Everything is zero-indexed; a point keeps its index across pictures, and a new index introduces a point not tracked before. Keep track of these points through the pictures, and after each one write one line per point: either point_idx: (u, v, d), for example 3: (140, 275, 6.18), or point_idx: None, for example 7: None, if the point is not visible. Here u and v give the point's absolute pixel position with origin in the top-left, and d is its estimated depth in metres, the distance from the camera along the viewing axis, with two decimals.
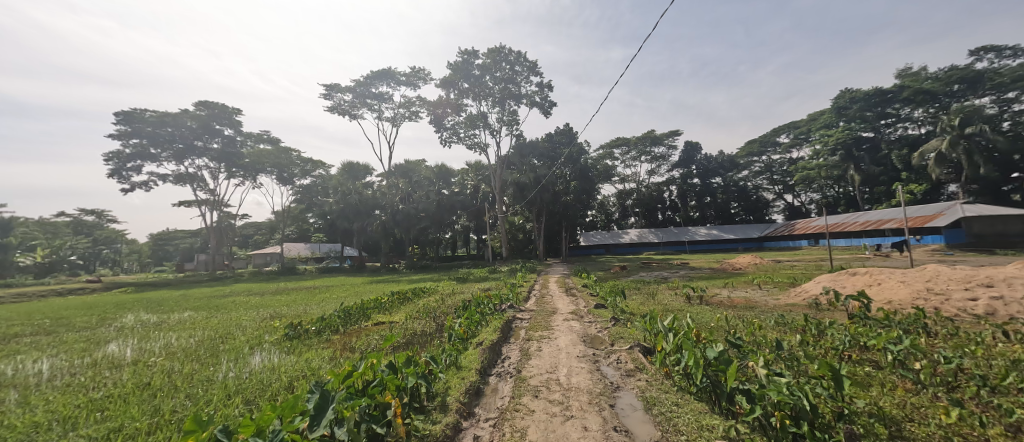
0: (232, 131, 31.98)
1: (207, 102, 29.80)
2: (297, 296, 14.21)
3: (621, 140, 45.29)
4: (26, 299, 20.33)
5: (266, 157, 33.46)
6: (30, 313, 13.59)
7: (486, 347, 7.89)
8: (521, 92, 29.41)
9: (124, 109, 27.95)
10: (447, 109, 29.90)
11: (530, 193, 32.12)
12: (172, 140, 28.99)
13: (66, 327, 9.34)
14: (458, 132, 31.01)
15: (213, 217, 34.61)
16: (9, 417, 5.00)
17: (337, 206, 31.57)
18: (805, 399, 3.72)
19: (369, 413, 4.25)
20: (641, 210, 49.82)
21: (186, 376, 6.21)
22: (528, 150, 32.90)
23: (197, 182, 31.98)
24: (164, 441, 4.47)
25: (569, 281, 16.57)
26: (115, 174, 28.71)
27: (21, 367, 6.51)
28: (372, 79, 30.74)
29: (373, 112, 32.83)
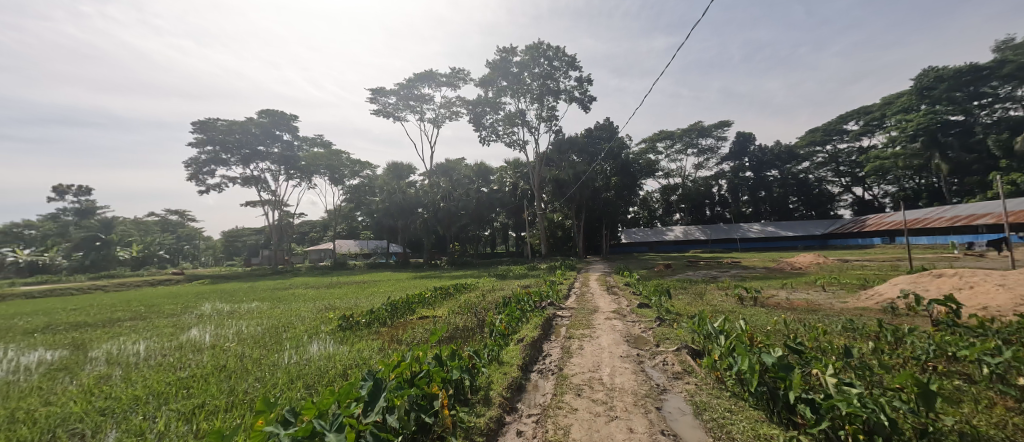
0: (289, 136, 34.35)
1: (269, 110, 32.31)
2: (349, 290, 15.08)
3: (665, 133, 43.37)
4: (123, 288, 23.24)
5: (320, 160, 35.66)
6: (127, 300, 15.51)
7: (527, 344, 7.90)
8: (559, 88, 29.09)
9: (200, 119, 30.94)
10: (486, 107, 30.19)
11: (569, 189, 31.60)
12: (240, 146, 31.69)
13: (157, 314, 10.55)
14: (497, 130, 31.33)
15: (274, 216, 37.45)
16: (115, 390, 5.71)
17: (383, 205, 32.92)
18: (882, 415, 3.37)
19: (418, 403, 4.42)
20: (688, 207, 47.59)
21: (255, 359, 6.80)
22: (567, 146, 32.57)
23: (261, 184, 34.74)
24: (239, 417, 4.92)
25: (610, 279, 16.20)
26: (193, 178, 31.86)
27: (124, 347, 7.42)
28: (414, 81, 31.71)
29: (415, 113, 33.89)
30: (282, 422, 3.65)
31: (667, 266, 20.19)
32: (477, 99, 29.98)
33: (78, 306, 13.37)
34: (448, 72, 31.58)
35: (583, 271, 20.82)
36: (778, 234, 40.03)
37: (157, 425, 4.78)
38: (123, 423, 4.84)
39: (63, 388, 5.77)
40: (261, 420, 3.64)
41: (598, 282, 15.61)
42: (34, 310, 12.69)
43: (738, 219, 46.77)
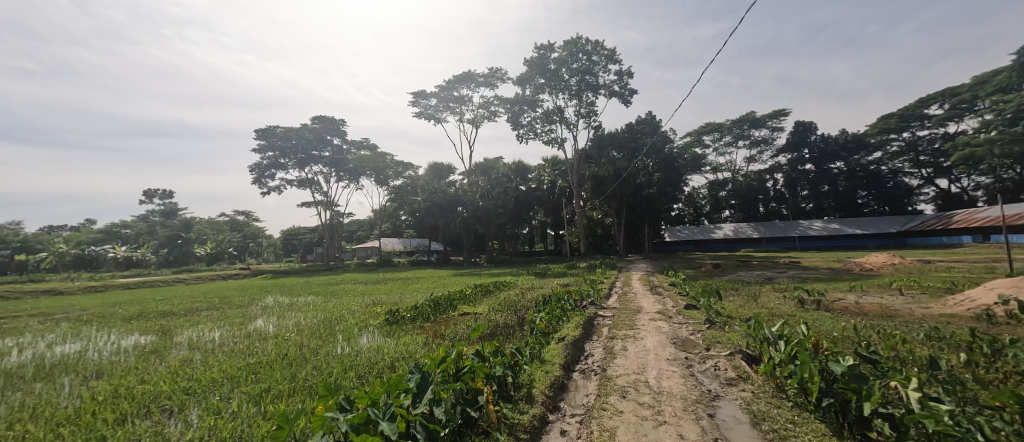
0: (338, 140, 36.53)
1: (321, 116, 34.56)
2: (394, 286, 15.72)
3: (713, 125, 41.00)
4: (198, 281, 25.98)
5: (366, 162, 37.50)
6: (203, 292, 17.35)
7: (569, 343, 7.84)
8: (599, 83, 28.46)
9: (262, 127, 33.69)
10: (523, 106, 30.24)
11: (609, 187, 30.79)
12: (296, 151, 34.14)
13: (228, 305, 11.70)
14: (535, 128, 31.30)
15: (327, 216, 40.07)
16: (196, 372, 6.43)
17: (425, 204, 34.07)
18: (979, 435, 2.99)
19: (465, 397, 4.56)
20: (740, 203, 44.77)
21: (310, 349, 7.32)
22: (607, 142, 31.79)
23: (315, 186, 37.19)
24: (301, 402, 5.36)
25: (654, 279, 15.59)
26: (257, 181, 34.85)
27: (202, 334, 8.31)
28: (454, 83, 32.44)
29: (455, 115, 34.68)
30: (340, 409, 3.89)
31: (715, 266, 19.06)
32: (515, 97, 30.08)
33: (163, 297, 15.16)
34: (485, 73, 31.98)
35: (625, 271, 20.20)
36: (844, 232, 36.53)
37: (232, 405, 5.34)
38: (203, 402, 5.44)
39: (154, 368, 6.58)
40: (322, 406, 3.94)
41: (641, 281, 15.09)
42: (127, 300, 14.54)
43: (796, 215, 43.36)
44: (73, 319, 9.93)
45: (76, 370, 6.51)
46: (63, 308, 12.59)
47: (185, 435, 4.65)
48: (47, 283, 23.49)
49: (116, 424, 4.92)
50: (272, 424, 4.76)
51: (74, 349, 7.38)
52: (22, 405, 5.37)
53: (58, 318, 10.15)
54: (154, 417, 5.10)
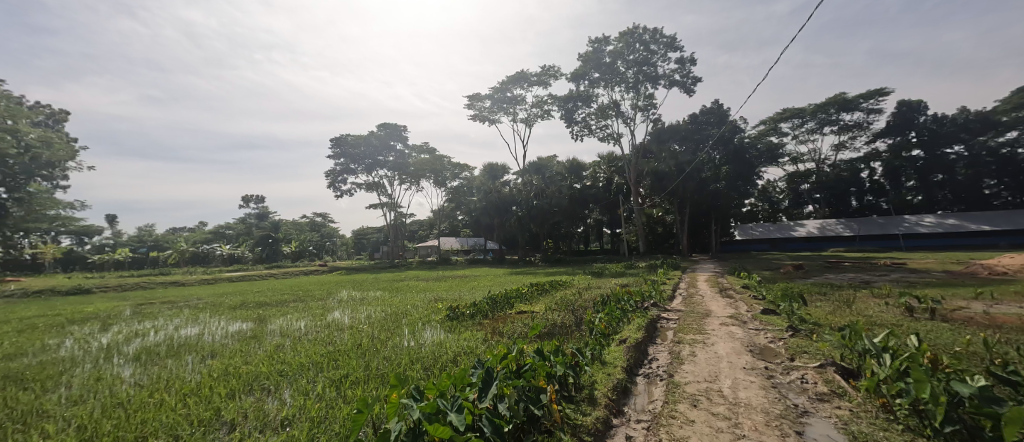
0: (401, 146, 38.94)
1: (386, 123, 37.08)
2: (454, 283, 16.39)
3: (793, 110, 36.86)
4: (282, 275, 29.26)
5: (426, 165, 39.06)
6: (288, 286, 19.57)
7: (631, 346, 7.55)
8: (658, 73, 27.01)
9: (336, 136, 36.89)
10: (578, 101, 29.67)
11: (670, 183, 29.03)
12: (364, 157, 36.90)
13: (310, 297, 13.11)
14: (589, 124, 30.66)
15: (392, 217, 42.91)
16: (289, 356, 7.28)
17: (480, 204, 35.00)
18: None
19: (528, 394, 4.63)
20: (827, 196, 39.86)
21: (380, 341, 7.90)
22: (668, 135, 30.24)
23: (380, 189, 39.86)
24: (375, 388, 5.84)
25: (723, 281, 14.46)
26: (332, 186, 38.30)
27: (291, 322, 9.37)
28: (508, 83, 32.88)
29: (509, 115, 35.12)
30: (412, 397, 4.15)
31: (798, 267, 17.17)
32: (568, 94, 29.67)
33: (254, 290, 17.38)
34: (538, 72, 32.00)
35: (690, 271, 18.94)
36: (964, 228, 30.72)
37: (318, 387, 5.97)
38: (294, 384, 6.15)
39: (255, 351, 7.56)
40: (395, 393, 4.25)
41: (710, 283, 14.07)
42: (226, 292, 16.92)
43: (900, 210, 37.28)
44: (193, 306, 11.75)
45: (196, 350, 7.70)
46: (183, 297, 15.10)
47: (282, 412, 5.31)
48: (171, 276, 28.06)
49: (228, 398, 5.75)
50: (352, 408, 5.23)
51: (194, 332, 8.74)
52: (159, 377, 6.51)
53: (181, 305, 12.14)
54: (258, 394, 5.89)
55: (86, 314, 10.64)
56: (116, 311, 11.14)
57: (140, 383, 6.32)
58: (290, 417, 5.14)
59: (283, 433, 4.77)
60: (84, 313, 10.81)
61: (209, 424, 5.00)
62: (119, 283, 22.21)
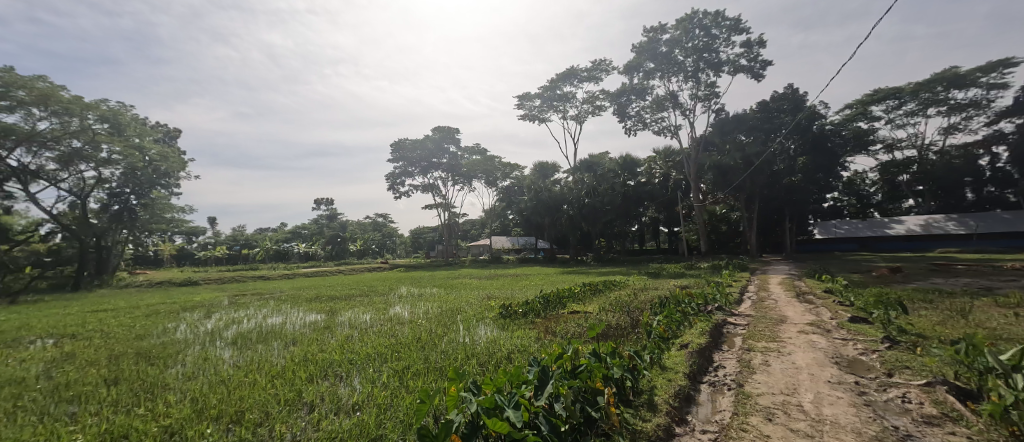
0: (454, 148, 40.23)
1: (440, 127, 38.51)
2: (507, 281, 16.57)
3: (888, 90, 32.15)
4: (348, 271, 31.77)
5: (477, 166, 39.99)
6: (352, 281, 21.17)
7: (694, 351, 7.11)
8: (720, 59, 25.07)
9: (395, 141, 39.05)
10: (631, 95, 28.48)
11: (735, 177, 26.94)
12: (419, 160, 38.69)
13: (373, 292, 14.10)
14: (644, 117, 29.38)
15: (447, 217, 44.55)
16: (357, 346, 7.88)
17: (530, 204, 35.99)
18: None
19: (584, 396, 4.57)
20: (932, 189, 34.10)
21: (437, 335, 8.25)
22: (732, 126, 27.75)
23: (435, 190, 41.52)
24: (433, 381, 6.14)
25: (801, 285, 13.02)
26: (391, 188, 40.66)
27: (359, 315, 10.14)
28: (558, 81, 32.54)
29: (559, 112, 34.76)
30: (470, 392, 4.27)
31: (893, 270, 15.05)
32: (621, 88, 28.62)
33: (322, 285, 18.99)
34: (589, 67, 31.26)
35: (760, 273, 17.39)
36: None
37: (383, 376, 6.41)
38: (362, 373, 6.65)
39: (328, 340, 8.29)
40: (454, 386, 4.41)
41: (784, 286, 12.74)
42: (296, 286, 18.70)
43: None
44: (276, 298, 13.24)
45: (280, 337, 8.63)
46: (265, 290, 17.00)
47: (353, 397, 5.77)
48: (259, 271, 31.76)
49: (307, 382, 6.37)
50: (415, 398, 5.55)
51: (278, 321, 9.81)
52: (252, 359, 7.41)
53: (266, 297, 13.72)
54: (332, 379, 6.46)
55: (194, 302, 12.45)
56: (217, 301, 12.90)
57: (238, 364, 7.24)
58: (360, 402, 5.58)
59: (354, 417, 5.18)
60: (193, 301, 12.65)
61: (294, 403, 5.59)
62: (216, 276, 25.60)
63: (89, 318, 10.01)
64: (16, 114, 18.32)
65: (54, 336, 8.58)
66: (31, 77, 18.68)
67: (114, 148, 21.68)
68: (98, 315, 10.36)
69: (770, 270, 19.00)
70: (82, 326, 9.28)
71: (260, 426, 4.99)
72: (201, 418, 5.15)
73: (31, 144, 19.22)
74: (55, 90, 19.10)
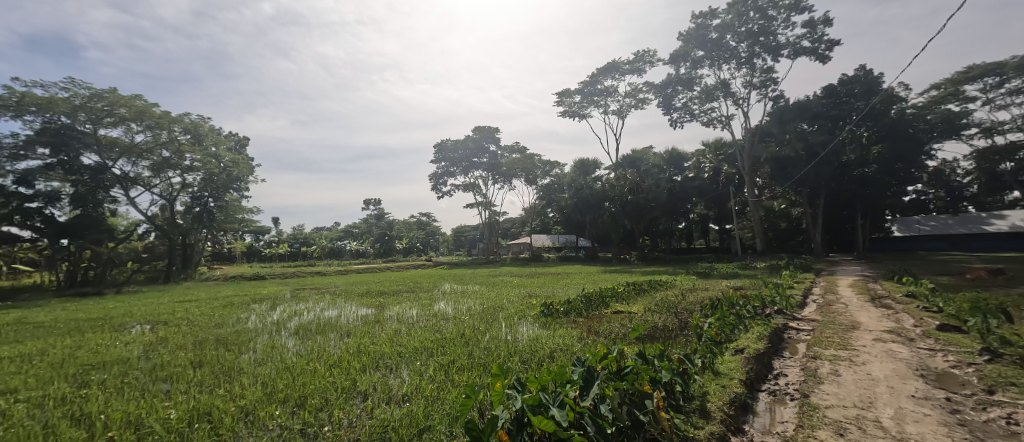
0: (494, 147, 40.66)
1: (480, 127, 39.04)
2: (546, 279, 16.51)
3: (987, 65, 27.92)
4: (394, 268, 33.30)
5: (517, 164, 40.23)
6: (396, 277, 22.04)
7: (752, 356, 6.64)
8: (778, 43, 23.17)
9: (438, 142, 40.15)
10: (678, 86, 27.10)
11: (797, 170, 24.88)
12: (461, 160, 39.55)
13: (418, 288, 14.71)
14: (691, 109, 27.92)
15: (487, 215, 45.23)
16: (405, 340, 8.23)
17: (571, 201, 35.53)
18: None
19: (631, 398, 4.44)
20: None
21: (479, 331, 8.42)
22: (793, 114, 25.61)
23: (476, 189, 42.21)
24: (477, 376, 6.26)
25: (876, 288, 11.68)
26: (434, 187, 41.94)
27: (407, 310, 10.59)
28: (599, 75, 31.77)
29: (600, 108, 33.97)
30: (515, 389, 4.29)
31: (989, 273, 13.12)
32: (666, 79, 27.35)
33: (369, 281, 20.04)
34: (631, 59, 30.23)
35: (826, 274, 15.84)
36: None
37: (430, 370, 6.65)
38: (410, 366, 6.94)
39: (378, 333, 8.75)
40: (499, 382, 4.46)
41: (856, 289, 11.51)
42: (345, 282, 19.90)
43: None
44: (332, 292, 14.25)
45: (336, 329, 9.22)
46: (320, 284, 18.28)
47: (403, 388, 6.05)
48: (316, 267, 34.24)
49: (361, 372, 6.76)
50: (460, 393, 5.70)
51: (334, 314, 10.51)
52: (312, 348, 8.01)
53: (323, 291, 14.78)
54: (384, 371, 6.80)
55: (262, 295, 13.73)
56: (281, 294, 14.13)
57: (300, 352, 7.85)
58: (409, 394, 5.84)
59: (404, 407, 5.42)
60: (261, 294, 13.96)
61: (349, 392, 5.97)
62: (278, 271, 27.83)
63: (178, 308, 11.32)
64: (120, 129, 21.12)
65: (148, 322, 9.81)
66: (130, 96, 21.43)
67: (195, 157, 24.29)
68: (185, 304, 11.73)
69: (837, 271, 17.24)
70: (171, 314, 10.52)
71: (321, 411, 5.38)
72: (271, 401, 5.64)
73: (130, 155, 22.05)
74: (149, 106, 21.79)
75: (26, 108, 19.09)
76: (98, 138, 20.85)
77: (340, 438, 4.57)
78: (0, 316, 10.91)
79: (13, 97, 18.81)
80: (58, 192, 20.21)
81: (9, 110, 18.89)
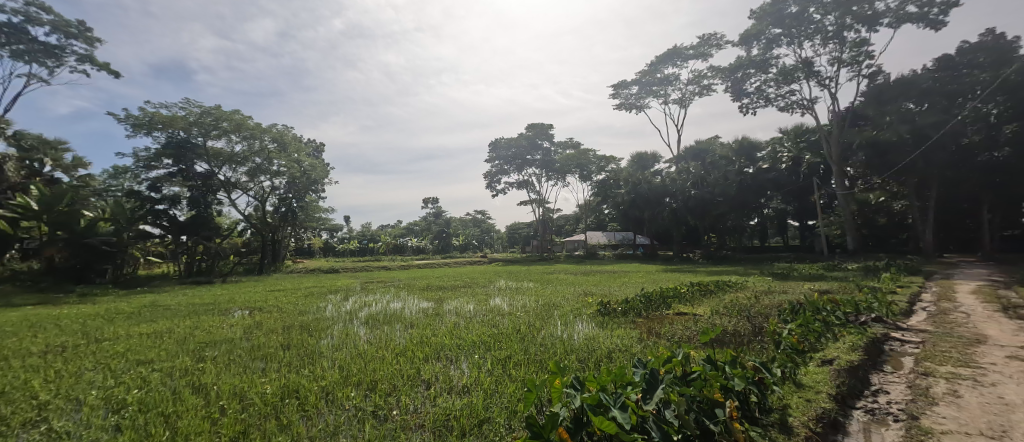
0: (548, 144, 40.30)
1: (534, 124, 38.87)
2: (601, 278, 16.01)
3: None
4: (451, 263, 34.58)
5: (571, 161, 39.50)
6: (453, 273, 22.65)
7: (843, 369, 5.86)
8: (874, 11, 20.13)
9: (492, 141, 40.73)
10: (750, 68, 24.67)
11: (898, 158, 21.97)
12: (514, 158, 39.76)
13: (475, 284, 15.10)
14: (766, 93, 25.32)
15: (541, 212, 45.05)
16: (464, 333, 8.51)
17: (628, 197, 34.20)
18: None
19: (699, 406, 4.13)
20: None
21: (535, 328, 8.43)
22: (895, 92, 22.17)
23: (529, 187, 42.20)
24: (534, 372, 6.28)
25: (1008, 296, 9.67)
26: (489, 186, 42.67)
27: (466, 304, 10.95)
28: (658, 63, 30.02)
29: (660, 98, 32.13)
30: (573, 388, 4.21)
31: None
32: (736, 62, 25.03)
33: (427, 276, 20.92)
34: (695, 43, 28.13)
35: (939, 279, 13.41)
36: None
37: (488, 363, 6.81)
38: (469, 358, 7.16)
39: (439, 325, 9.15)
40: (556, 380, 4.41)
41: (982, 297, 9.56)
42: (405, 276, 21.05)
43: None
44: (396, 286, 15.19)
45: (401, 320, 9.80)
46: (385, 278, 19.49)
47: (462, 379, 6.27)
48: (382, 262, 36.76)
49: (423, 362, 7.11)
50: (518, 388, 5.75)
51: (398, 306, 11.19)
52: (380, 337, 8.60)
53: (389, 284, 15.81)
54: (445, 361, 7.10)
55: (335, 286, 15.04)
56: (351, 286, 15.37)
57: (370, 340, 8.48)
58: (469, 385, 6.03)
59: (465, 398, 5.60)
60: (335, 286, 15.29)
61: (414, 379, 6.31)
62: (349, 266, 30.26)
63: (269, 295, 12.86)
64: (223, 140, 24.33)
65: (246, 308, 11.24)
66: (232, 111, 24.50)
67: (282, 163, 27.12)
68: (274, 293, 13.26)
69: (952, 276, 14.60)
70: (265, 302, 11.95)
71: (390, 395, 5.75)
72: (347, 383, 6.15)
73: (231, 163, 25.26)
74: (246, 119, 24.73)
75: (155, 125, 22.76)
76: (208, 149, 24.20)
77: (407, 423, 4.87)
78: (138, 299, 13.19)
79: (145, 117, 22.50)
80: (178, 195, 23.77)
81: (142, 127, 22.65)
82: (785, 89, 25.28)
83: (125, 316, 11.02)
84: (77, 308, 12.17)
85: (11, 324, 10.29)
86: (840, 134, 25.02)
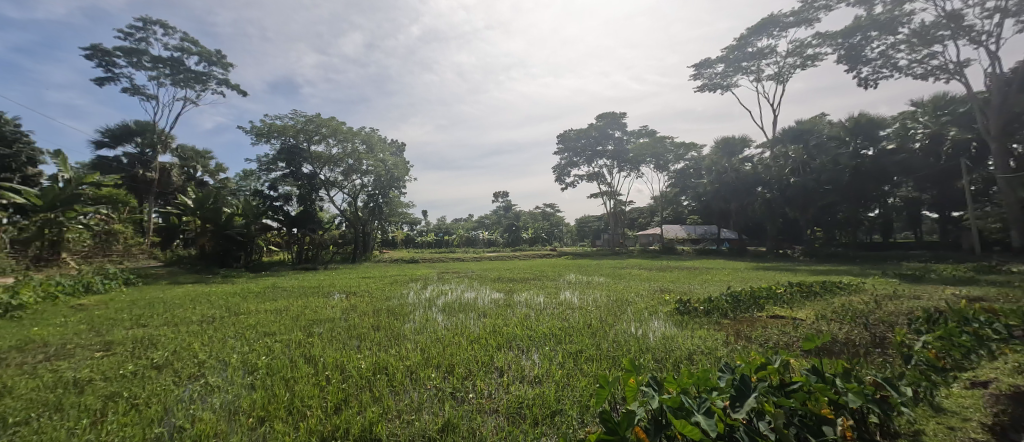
0: (620, 133, 38.52)
1: (604, 114, 37.46)
2: (678, 275, 14.89)
3: None
4: (522, 256, 35.07)
5: (645, 150, 37.33)
6: (524, 266, 22.90)
7: (1004, 395, 4.62)
8: None
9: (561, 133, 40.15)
10: (871, 31, 20.70)
11: None
12: (585, 149, 38.73)
13: (544, 276, 15.10)
14: (893, 58, 21.12)
15: (613, 205, 43.37)
16: (536, 325, 8.55)
17: (712, 188, 31.92)
18: None
19: (801, 419, 3.60)
20: None
21: (607, 324, 8.12)
22: None
23: (601, 178, 40.78)
24: (607, 369, 6.06)
25: None
26: (559, 178, 42.23)
27: (539, 296, 11.01)
28: (749, 35, 26.73)
29: (751, 74, 28.65)
30: (649, 388, 3.91)
31: None
32: (852, 24, 21.22)
33: (501, 268, 21.47)
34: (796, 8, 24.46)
35: None
36: None
37: (559, 356, 6.74)
38: (540, 349, 7.17)
39: (511, 315, 9.35)
40: (631, 378, 4.11)
41: None
42: (477, 268, 21.88)
43: None
44: (470, 276, 15.88)
45: (474, 309, 10.17)
46: (461, 269, 20.43)
47: (535, 370, 6.30)
48: (457, 254, 38.55)
49: (496, 349, 7.30)
50: (590, 383, 5.61)
51: (472, 295, 11.65)
52: (456, 324, 9.03)
53: (463, 275, 16.57)
54: (516, 351, 7.21)
55: (416, 275, 16.20)
56: (430, 275, 16.41)
57: (448, 326, 8.96)
58: (541, 376, 6.04)
59: (537, 387, 5.64)
60: (417, 274, 16.46)
61: (487, 365, 6.52)
62: (427, 257, 32.31)
63: (361, 281, 14.31)
64: (323, 144, 27.43)
65: (344, 292, 12.59)
66: (330, 118, 27.46)
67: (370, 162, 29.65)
68: (366, 279, 14.71)
69: None
70: (359, 287, 13.30)
71: (467, 379, 6.02)
72: (428, 364, 6.59)
73: (330, 164, 28.30)
74: (341, 125, 27.62)
75: (272, 134, 26.55)
76: (312, 152, 27.48)
77: (482, 407, 5.04)
78: (265, 281, 15.60)
79: (264, 127, 26.33)
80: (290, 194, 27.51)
81: (263, 136, 26.55)
82: (921, 52, 20.75)
83: (254, 294, 13.13)
84: (220, 287, 14.81)
85: (179, 297, 12.83)
86: (1006, 99, 19.83)
